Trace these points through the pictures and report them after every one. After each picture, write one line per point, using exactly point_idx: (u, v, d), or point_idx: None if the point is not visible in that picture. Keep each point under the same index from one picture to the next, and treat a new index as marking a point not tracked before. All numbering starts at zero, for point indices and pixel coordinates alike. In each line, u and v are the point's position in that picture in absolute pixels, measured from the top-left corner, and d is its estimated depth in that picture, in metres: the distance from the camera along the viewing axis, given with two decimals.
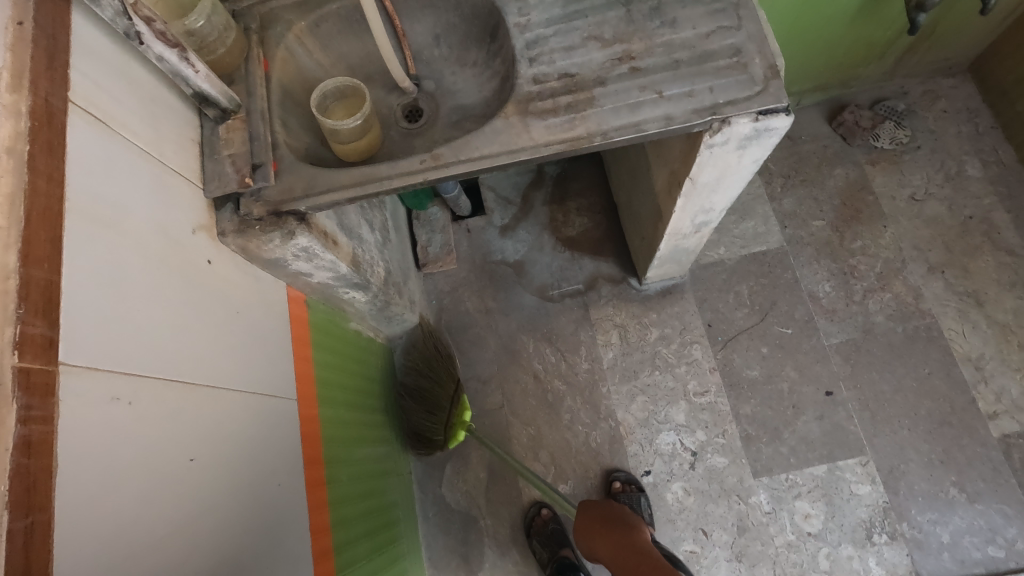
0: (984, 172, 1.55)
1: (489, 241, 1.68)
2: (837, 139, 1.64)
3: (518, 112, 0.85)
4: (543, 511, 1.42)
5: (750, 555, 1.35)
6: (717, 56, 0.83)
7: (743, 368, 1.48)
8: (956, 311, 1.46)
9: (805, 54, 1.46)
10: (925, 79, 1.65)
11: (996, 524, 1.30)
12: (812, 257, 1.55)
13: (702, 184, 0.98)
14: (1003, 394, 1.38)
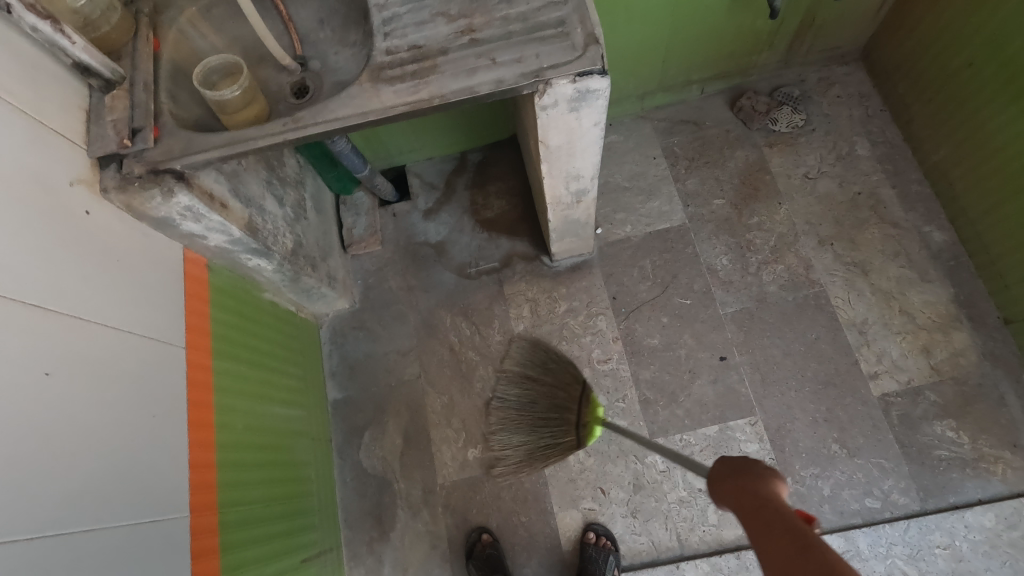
0: (872, 151, 1.65)
1: (414, 224, 1.78)
2: (738, 124, 1.74)
3: (370, 80, 0.95)
4: (484, 536, 1.45)
5: (644, 512, 1.42)
6: (545, 27, 0.94)
7: (644, 336, 1.57)
8: (843, 280, 1.54)
9: (695, 42, 1.58)
10: (820, 67, 1.75)
11: (873, 477, 1.37)
12: (711, 233, 1.64)
13: (556, 148, 1.08)
14: (884, 356, 1.46)
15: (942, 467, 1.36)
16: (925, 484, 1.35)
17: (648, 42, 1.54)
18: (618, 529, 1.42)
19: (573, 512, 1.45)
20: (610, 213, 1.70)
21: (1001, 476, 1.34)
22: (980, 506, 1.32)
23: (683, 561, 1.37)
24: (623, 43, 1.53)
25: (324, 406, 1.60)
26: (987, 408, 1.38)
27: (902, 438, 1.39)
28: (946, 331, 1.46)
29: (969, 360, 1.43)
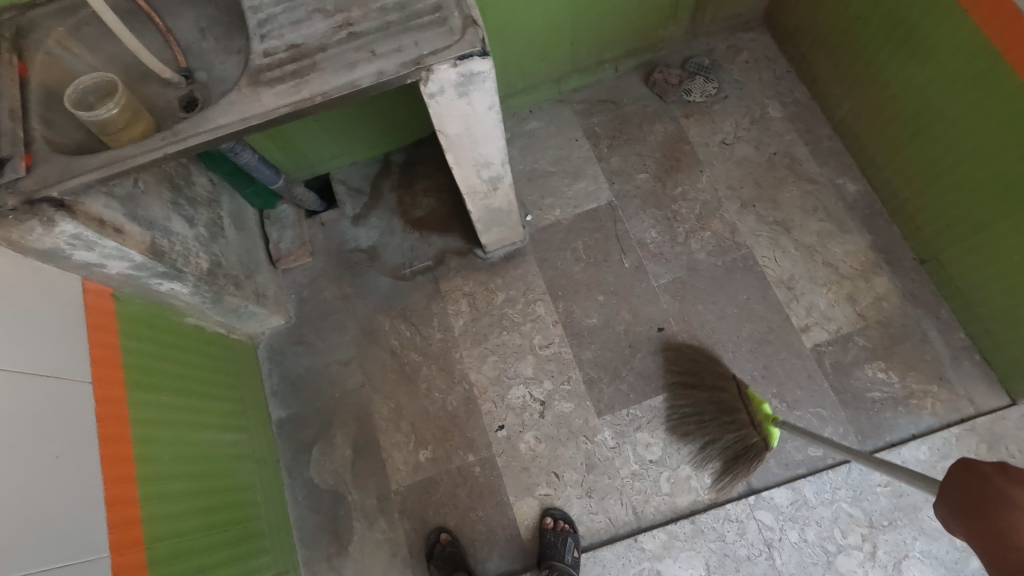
0: (783, 112, 1.69)
1: (343, 231, 1.75)
2: (654, 98, 1.76)
3: (249, 84, 0.93)
4: (442, 536, 1.43)
5: (599, 491, 1.43)
6: (421, 15, 0.92)
7: (583, 317, 1.57)
8: (768, 239, 1.58)
9: (602, 21, 1.59)
10: (728, 35, 1.79)
11: (814, 426, 1.41)
12: (639, 208, 1.66)
13: (455, 136, 1.07)
14: (813, 308, 1.50)
15: (876, 408, 1.41)
16: (862, 426, 1.40)
17: (554, 23, 1.54)
18: (575, 510, 1.42)
19: (529, 499, 1.45)
20: (538, 199, 1.71)
21: (930, 410, 1.39)
22: (913, 441, 1.37)
23: (641, 533, 1.38)
24: (528, 28, 1.52)
25: (267, 426, 1.56)
26: (912, 347, 1.44)
27: (837, 385, 1.44)
28: (867, 278, 1.51)
29: (891, 303, 1.48)
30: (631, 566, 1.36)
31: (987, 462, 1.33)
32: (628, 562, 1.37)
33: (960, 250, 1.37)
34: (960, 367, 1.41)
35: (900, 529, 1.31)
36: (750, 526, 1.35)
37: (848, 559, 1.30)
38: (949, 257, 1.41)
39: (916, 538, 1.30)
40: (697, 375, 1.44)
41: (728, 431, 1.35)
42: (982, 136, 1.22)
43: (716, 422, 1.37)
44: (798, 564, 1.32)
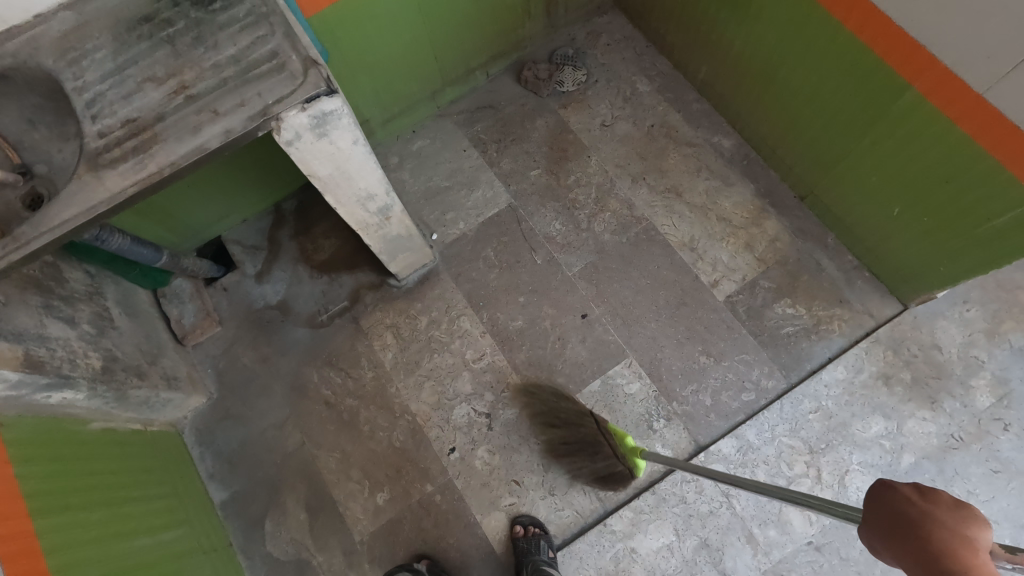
0: (651, 85, 1.77)
1: (248, 291, 1.67)
2: (530, 95, 1.80)
3: (89, 169, 0.87)
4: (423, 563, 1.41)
5: (561, 486, 1.44)
6: (259, 65, 0.90)
7: (508, 322, 1.58)
8: (663, 208, 1.65)
9: (458, 31, 1.60)
10: (585, 22, 1.85)
11: (743, 373, 1.48)
12: (538, 204, 1.69)
13: (329, 176, 1.05)
14: (717, 263, 1.58)
15: (792, 341, 1.50)
16: (784, 362, 1.48)
17: (410, 43, 1.53)
18: (542, 512, 1.43)
19: (496, 513, 1.44)
20: (440, 216, 1.70)
21: (839, 332, 1.49)
22: (830, 364, 1.46)
23: (609, 517, 1.40)
24: (386, 52, 1.51)
25: (209, 512, 1.47)
26: (811, 278, 1.54)
27: (754, 329, 1.52)
28: (759, 224, 1.60)
29: (785, 242, 1.57)
30: (606, 551, 1.38)
31: (896, 367, 1.44)
32: (602, 548, 1.39)
33: (830, 181, 1.47)
34: (856, 286, 1.52)
35: (836, 448, 1.40)
36: (706, 482, 1.40)
37: (799, 488, 1.38)
38: (823, 189, 1.51)
39: (853, 452, 1.39)
40: (563, 415, 1.47)
41: (592, 462, 1.43)
42: (818, 76, 1.31)
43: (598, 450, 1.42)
44: (757, 506, 1.37)
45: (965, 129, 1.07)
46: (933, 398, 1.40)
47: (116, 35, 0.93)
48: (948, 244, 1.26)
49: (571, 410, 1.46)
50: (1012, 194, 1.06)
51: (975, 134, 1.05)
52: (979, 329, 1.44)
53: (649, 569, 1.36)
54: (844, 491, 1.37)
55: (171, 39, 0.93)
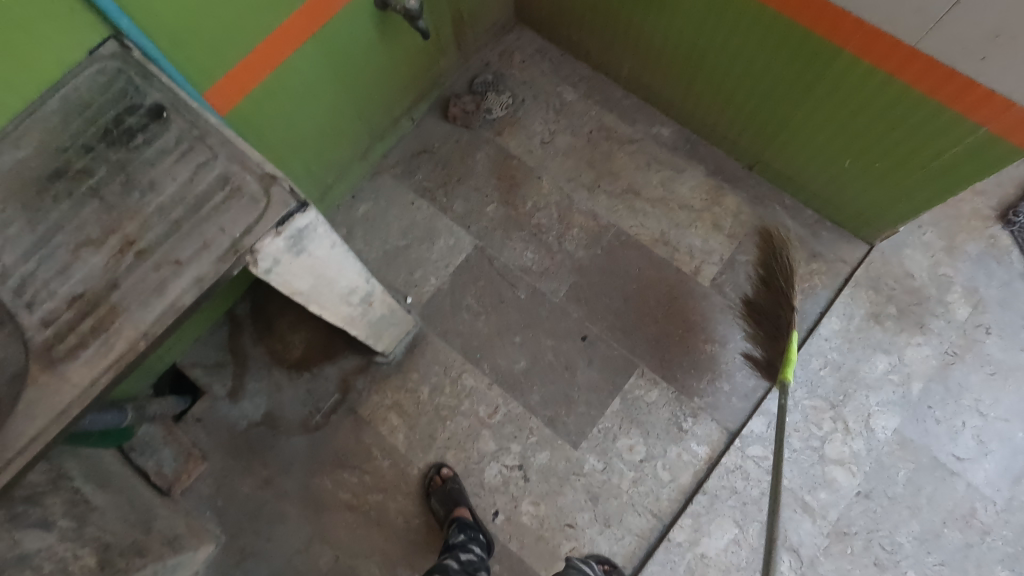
0: (577, 91, 1.76)
1: (225, 413, 1.52)
2: (462, 130, 1.74)
3: (44, 368, 0.73)
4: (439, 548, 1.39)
5: (615, 515, 1.41)
6: (210, 195, 0.80)
7: (511, 365, 1.53)
8: (626, 210, 1.65)
9: (375, 87, 1.51)
10: (494, 43, 1.81)
11: (749, 349, 1.51)
12: (504, 238, 1.64)
13: (311, 288, 0.96)
14: (693, 250, 1.60)
15: None
16: None
17: (332, 111, 1.43)
18: (604, 547, 1.39)
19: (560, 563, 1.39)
20: (408, 277, 1.62)
21: (822, 286, 1.55)
22: (824, 318, 1.52)
23: (670, 530, 1.39)
24: (311, 128, 1.40)
25: None
26: None
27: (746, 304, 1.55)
28: (720, 202, 1.63)
29: (748, 213, 1.62)
30: (678, 565, 1.37)
31: (880, 304, 1.51)
32: (673, 563, 1.37)
33: (775, 147, 1.52)
34: (823, 237, 1.59)
35: (854, 395, 1.45)
36: (748, 466, 1.42)
37: (833, 444, 1.42)
38: (770, 156, 1.55)
39: (869, 395, 1.45)
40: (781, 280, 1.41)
41: (765, 327, 1.42)
42: (747, 55, 1.34)
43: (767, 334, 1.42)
44: (802, 473, 1.41)
45: (903, 79, 1.12)
46: (920, 323, 1.49)
47: (24, 202, 0.79)
48: (902, 183, 1.33)
49: (794, 289, 1.38)
50: (957, 129, 1.13)
51: (913, 83, 1.11)
52: (938, 248, 1.54)
53: (723, 568, 1.36)
54: (873, 434, 1.42)
55: (95, 189, 0.80)
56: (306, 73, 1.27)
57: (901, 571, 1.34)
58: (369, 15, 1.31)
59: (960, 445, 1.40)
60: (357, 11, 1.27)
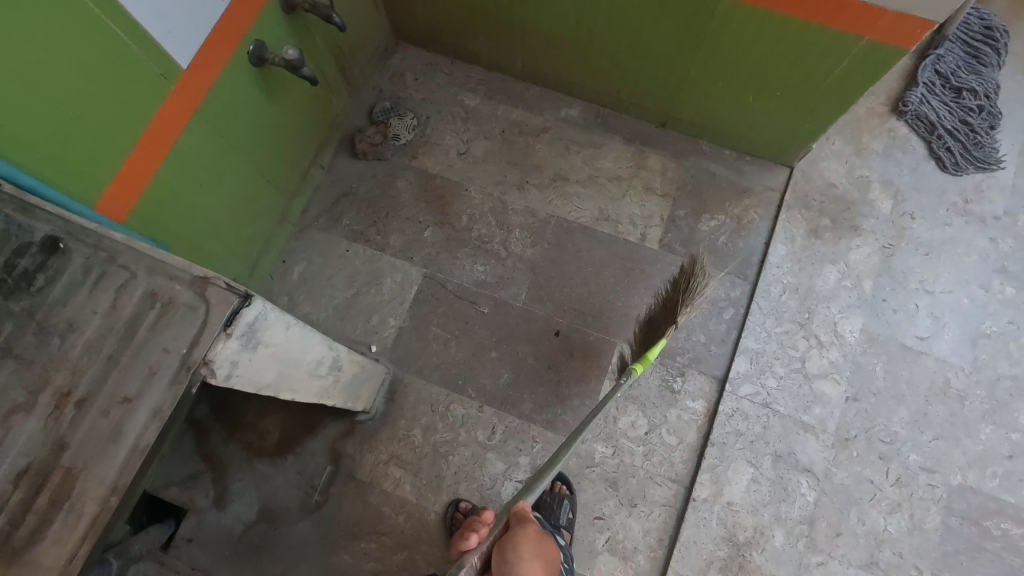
0: (478, 94, 1.74)
1: (216, 524, 1.42)
2: (376, 164, 1.69)
3: (8, 561, 0.65)
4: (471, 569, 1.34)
5: (638, 492, 1.43)
6: (141, 317, 0.73)
7: (496, 382, 1.51)
8: (560, 197, 1.65)
9: (274, 146, 1.43)
10: (381, 69, 1.77)
11: (713, 296, 1.55)
12: (451, 259, 1.61)
13: (277, 376, 0.89)
14: (633, 218, 1.62)
15: (731, 245, 1.59)
16: (735, 266, 1.58)
17: (238, 183, 1.35)
18: (637, 526, 1.41)
19: (601, 556, 1.39)
20: (366, 326, 1.57)
21: (759, 218, 1.61)
22: (770, 247, 1.58)
23: (693, 490, 1.42)
24: (220, 206, 1.32)
25: None
26: (711, 186, 1.64)
27: (697, 255, 1.59)
28: (645, 165, 1.66)
29: (673, 168, 1.66)
30: (710, 520, 1.39)
31: (815, 219, 1.59)
32: (705, 521, 1.39)
33: (681, 101, 1.56)
34: (747, 173, 1.65)
35: (817, 310, 1.52)
36: (744, 406, 1.46)
37: (813, 361, 1.48)
38: (678, 110, 1.60)
39: (829, 306, 1.52)
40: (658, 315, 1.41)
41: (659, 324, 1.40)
42: (631, 22, 1.36)
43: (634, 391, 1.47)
44: (793, 397, 1.46)
45: (782, 11, 1.17)
46: (854, 227, 1.58)
47: None
48: (805, 105, 1.40)
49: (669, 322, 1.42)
50: (842, 44, 1.19)
51: (793, 11, 1.16)
52: (849, 153, 1.63)
53: (752, 509, 1.40)
54: (843, 340, 1.50)
55: (6, 349, 0.71)
56: (200, 153, 1.19)
57: (905, 458, 1.41)
58: (247, 76, 1.23)
59: (919, 326, 1.50)
60: (235, 75, 1.20)
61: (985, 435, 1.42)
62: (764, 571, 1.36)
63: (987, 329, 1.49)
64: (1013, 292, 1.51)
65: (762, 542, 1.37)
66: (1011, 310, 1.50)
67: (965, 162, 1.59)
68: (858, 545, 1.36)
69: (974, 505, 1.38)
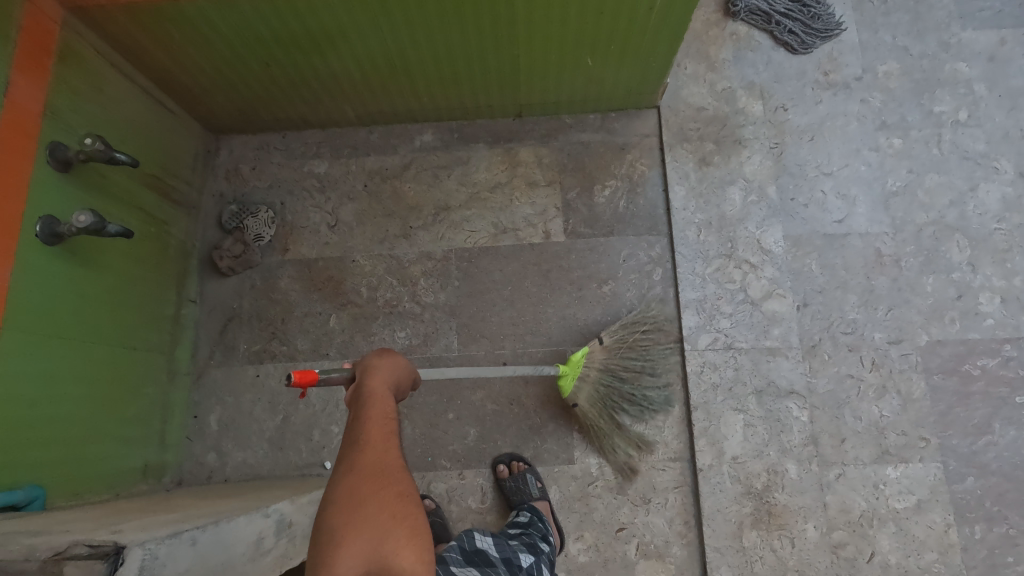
0: (323, 159, 1.60)
1: None
2: (248, 274, 1.53)
3: None
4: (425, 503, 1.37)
5: (663, 390, 1.39)
6: None
7: (465, 441, 1.41)
8: (450, 228, 1.54)
9: (121, 311, 1.26)
10: (212, 172, 1.59)
11: (637, 263, 1.49)
12: (368, 338, 1.48)
13: None
14: (530, 219, 1.54)
15: (634, 206, 1.53)
16: (645, 223, 1.52)
17: (97, 370, 1.18)
18: (660, 521, 1.35)
19: (638, 566, 1.34)
20: (310, 445, 1.43)
21: (648, 169, 1.55)
22: (670, 192, 1.53)
23: (696, 460, 1.37)
24: (86, 404, 1.15)
25: None
26: (591, 156, 1.57)
27: (606, 229, 1.52)
28: (519, 162, 1.57)
29: (547, 153, 1.57)
30: (724, 482, 1.35)
31: (699, 148, 1.55)
32: (720, 485, 1.35)
33: (525, 87, 1.47)
34: (619, 129, 1.58)
35: (737, 234, 1.49)
36: (710, 357, 1.42)
37: (753, 285, 1.45)
38: (526, 96, 1.51)
39: (747, 226, 1.49)
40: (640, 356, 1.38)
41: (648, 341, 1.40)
42: (438, 32, 1.25)
43: (631, 371, 1.36)
44: (750, 327, 1.43)
45: None
46: (737, 140, 1.54)
47: None
48: (643, 49, 1.34)
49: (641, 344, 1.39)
50: None
51: None
52: (704, 72, 1.59)
53: (756, 453, 1.36)
54: (773, 254, 1.47)
55: None
56: (29, 370, 1.02)
57: (870, 339, 1.41)
58: (47, 261, 1.05)
59: (833, 211, 1.49)
60: (31, 270, 1.02)
61: (930, 287, 1.43)
62: (792, 507, 1.33)
63: (892, 187, 1.50)
64: (900, 142, 1.53)
65: (779, 480, 1.35)
66: (905, 159, 1.51)
67: (810, 39, 1.58)
68: (864, 442, 1.35)
69: (948, 355, 1.39)
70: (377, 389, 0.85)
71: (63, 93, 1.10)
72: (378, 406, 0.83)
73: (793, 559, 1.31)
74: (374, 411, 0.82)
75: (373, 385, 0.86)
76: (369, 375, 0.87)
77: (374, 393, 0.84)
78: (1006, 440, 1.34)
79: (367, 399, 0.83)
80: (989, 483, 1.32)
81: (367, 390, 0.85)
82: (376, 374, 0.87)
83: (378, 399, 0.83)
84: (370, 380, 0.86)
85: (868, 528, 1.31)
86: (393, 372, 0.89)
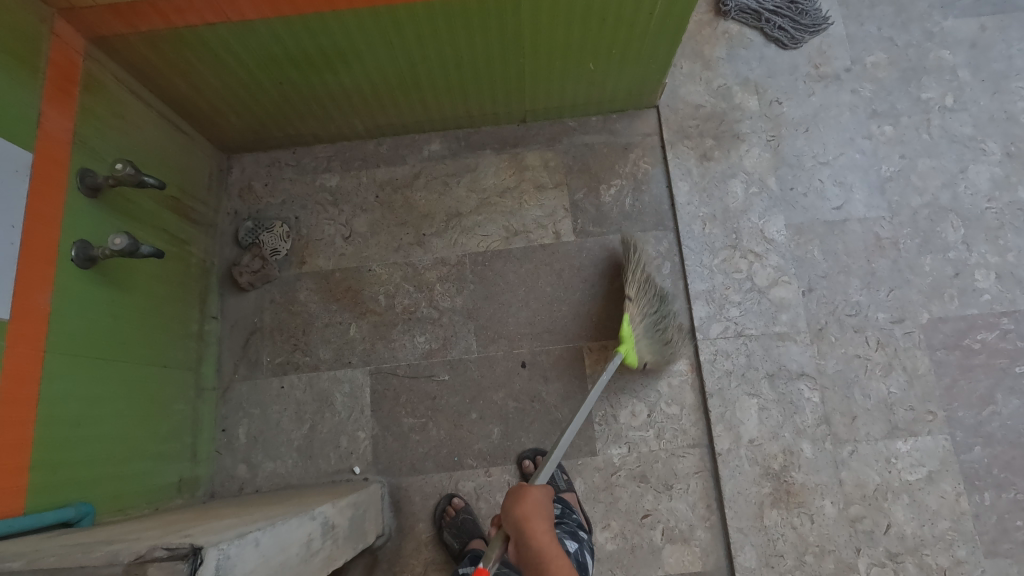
0: (334, 172, 1.63)
1: None
2: (267, 288, 1.57)
3: None
4: (454, 501, 1.40)
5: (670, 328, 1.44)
6: None
7: (490, 439, 1.45)
8: (462, 234, 1.58)
9: (152, 331, 1.29)
10: (226, 190, 1.62)
11: (646, 258, 1.54)
12: (388, 344, 1.52)
13: None
14: (540, 221, 1.58)
15: (639, 203, 1.58)
16: (651, 219, 1.57)
17: (132, 389, 1.21)
18: (683, 506, 1.40)
19: (665, 550, 1.38)
20: (339, 452, 1.47)
21: (651, 166, 1.60)
22: (674, 188, 1.58)
23: (714, 446, 1.41)
24: (124, 423, 1.18)
25: None
26: (595, 157, 1.61)
27: (614, 226, 1.57)
28: (526, 166, 1.62)
29: (553, 156, 1.62)
30: (743, 465, 1.40)
31: (699, 144, 1.60)
32: (739, 469, 1.40)
33: (530, 94, 1.52)
34: (621, 129, 1.63)
35: (741, 225, 1.54)
36: (721, 345, 1.47)
37: (759, 274, 1.50)
38: (531, 102, 1.56)
39: (750, 217, 1.54)
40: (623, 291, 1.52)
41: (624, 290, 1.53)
42: (447, 44, 1.29)
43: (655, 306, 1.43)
44: (759, 314, 1.48)
45: None
46: (736, 135, 1.60)
47: None
48: (644, 52, 1.39)
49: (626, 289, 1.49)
50: None
51: None
52: (700, 70, 1.64)
53: (772, 435, 1.41)
54: (776, 243, 1.52)
55: None
56: (72, 392, 1.05)
57: (875, 320, 1.46)
58: (82, 285, 1.08)
59: (831, 198, 1.55)
60: (69, 293, 1.05)
61: (929, 266, 1.49)
62: (810, 485, 1.38)
63: (887, 173, 1.56)
64: (892, 129, 1.59)
65: (796, 460, 1.39)
66: (898, 146, 1.57)
67: (800, 34, 1.64)
68: (874, 419, 1.41)
69: (949, 331, 1.45)
70: (531, 509, 1.00)
71: (88, 121, 1.13)
72: (544, 536, 0.98)
73: (814, 535, 1.36)
74: (542, 536, 0.98)
75: (530, 513, 1.00)
76: (523, 509, 1.00)
77: (530, 521, 0.99)
78: (1009, 409, 1.40)
79: (531, 527, 0.98)
80: (995, 451, 1.38)
81: (525, 517, 0.99)
82: (527, 508, 1.00)
83: (540, 526, 0.99)
84: (525, 503, 1.01)
85: (883, 502, 1.36)
86: (543, 515, 1.01)
